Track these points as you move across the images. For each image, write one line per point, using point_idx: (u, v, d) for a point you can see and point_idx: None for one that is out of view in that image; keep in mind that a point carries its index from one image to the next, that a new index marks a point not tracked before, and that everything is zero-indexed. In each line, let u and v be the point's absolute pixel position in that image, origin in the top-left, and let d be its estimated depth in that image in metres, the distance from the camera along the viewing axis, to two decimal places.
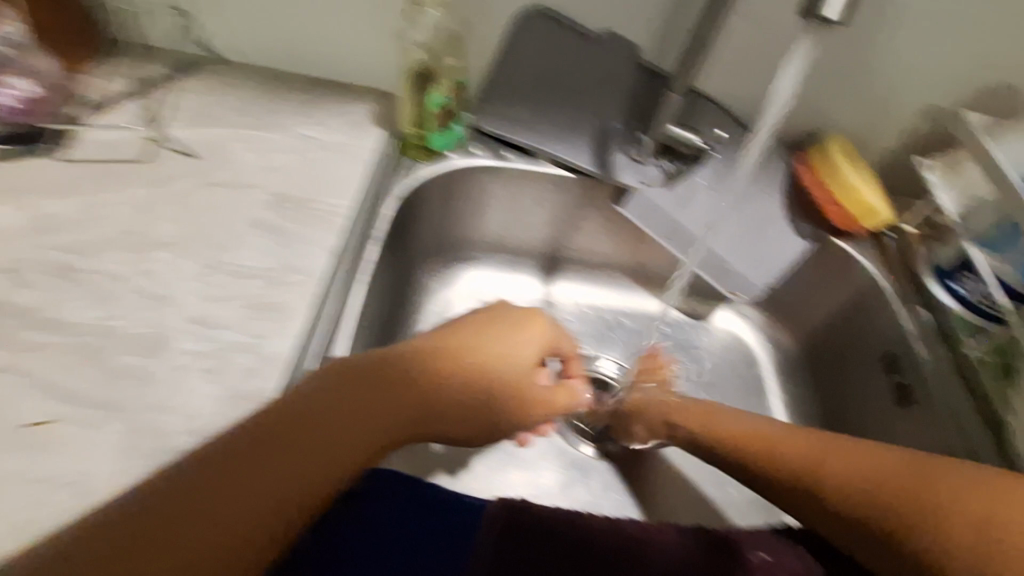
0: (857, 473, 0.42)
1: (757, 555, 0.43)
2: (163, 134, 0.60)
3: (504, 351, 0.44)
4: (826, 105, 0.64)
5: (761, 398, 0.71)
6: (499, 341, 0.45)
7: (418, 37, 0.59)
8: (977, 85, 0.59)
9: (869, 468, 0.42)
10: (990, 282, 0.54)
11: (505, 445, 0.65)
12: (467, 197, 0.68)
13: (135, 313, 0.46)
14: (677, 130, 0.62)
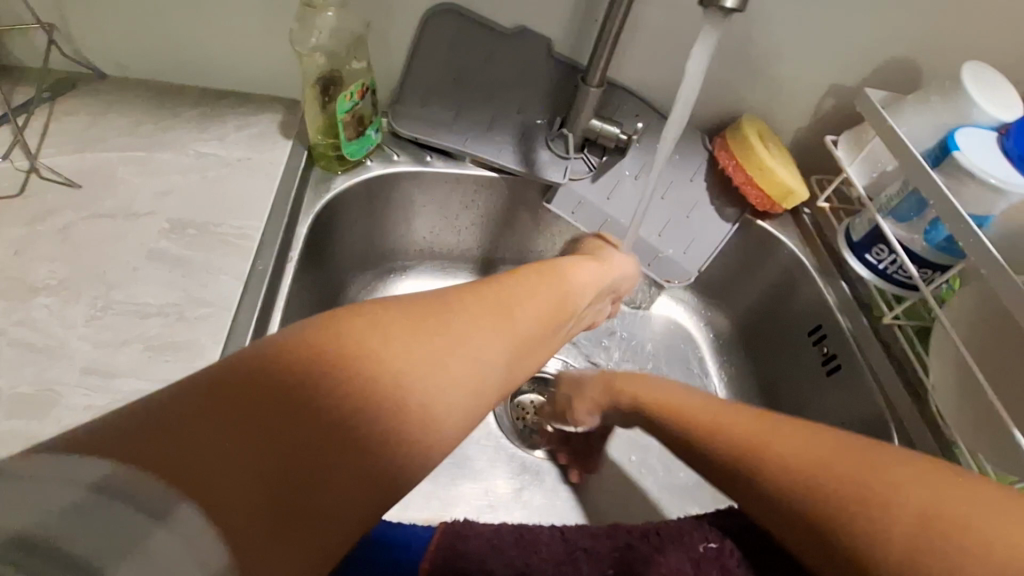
0: (825, 457, 0.34)
1: (708, 544, 0.38)
2: (37, 162, 0.54)
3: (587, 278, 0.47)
4: (739, 89, 0.65)
5: (703, 380, 0.73)
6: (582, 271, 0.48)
7: (315, 40, 0.55)
8: (874, 62, 0.62)
9: (833, 452, 0.34)
10: (902, 255, 0.55)
11: (455, 457, 0.63)
12: (391, 205, 0.65)
13: (13, 370, 0.41)
14: (598, 123, 0.62)
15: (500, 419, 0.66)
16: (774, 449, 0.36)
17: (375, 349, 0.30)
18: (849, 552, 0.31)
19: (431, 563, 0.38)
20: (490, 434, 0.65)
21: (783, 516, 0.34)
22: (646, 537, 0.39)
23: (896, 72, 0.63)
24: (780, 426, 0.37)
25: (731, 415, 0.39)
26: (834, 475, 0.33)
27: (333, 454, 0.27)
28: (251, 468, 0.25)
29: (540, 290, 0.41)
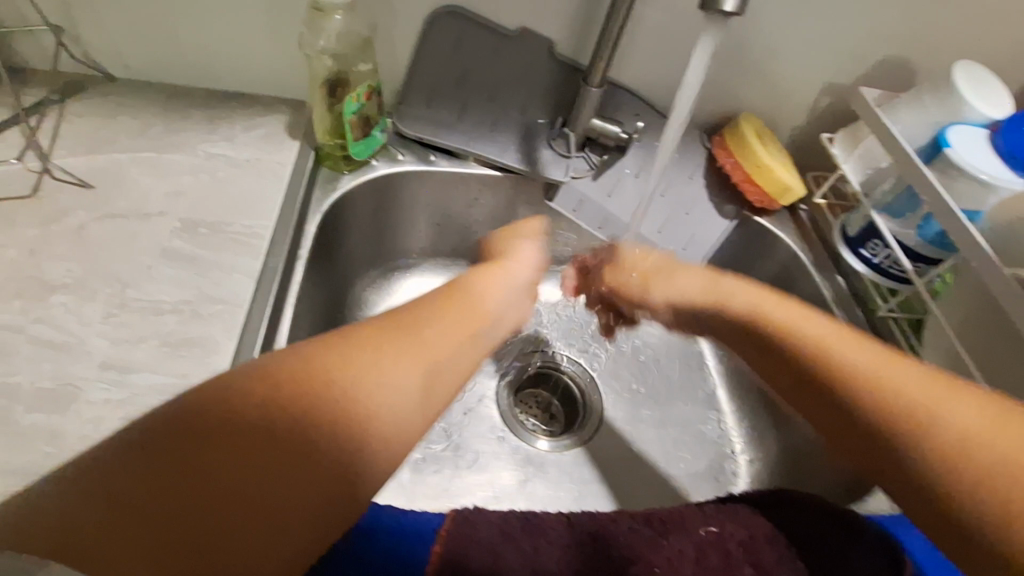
0: (921, 397, 0.36)
1: (709, 529, 0.40)
2: (50, 163, 0.54)
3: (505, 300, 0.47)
4: (736, 89, 0.66)
5: (703, 374, 0.74)
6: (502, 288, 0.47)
7: (322, 43, 0.56)
8: (868, 62, 0.63)
9: (931, 394, 0.36)
10: (896, 249, 0.56)
11: (460, 451, 0.64)
12: (395, 205, 0.67)
13: (34, 366, 0.42)
14: (598, 122, 0.63)
15: (504, 414, 0.68)
16: (868, 375, 0.38)
17: (261, 418, 0.30)
18: (912, 477, 0.35)
19: (444, 545, 0.38)
20: (494, 428, 0.66)
21: (853, 425, 0.38)
22: (650, 522, 0.41)
23: (889, 72, 0.64)
24: (878, 357, 0.39)
25: (837, 338, 0.40)
26: (928, 412, 0.35)
27: (235, 523, 0.27)
28: (153, 547, 0.25)
29: (451, 315, 0.41)
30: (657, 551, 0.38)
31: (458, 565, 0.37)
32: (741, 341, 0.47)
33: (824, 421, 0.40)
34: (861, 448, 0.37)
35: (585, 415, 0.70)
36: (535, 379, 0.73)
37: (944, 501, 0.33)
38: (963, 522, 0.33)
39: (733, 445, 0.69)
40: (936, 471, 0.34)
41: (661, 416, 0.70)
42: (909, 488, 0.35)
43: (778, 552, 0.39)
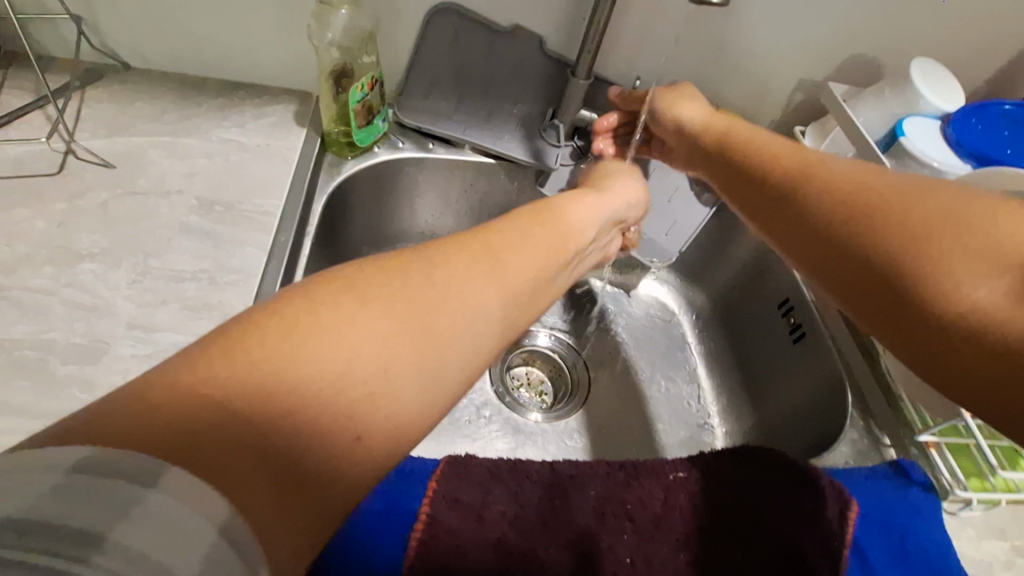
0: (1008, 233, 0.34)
1: (677, 474, 0.45)
2: (74, 145, 0.59)
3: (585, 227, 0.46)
4: (714, 84, 0.71)
5: (684, 353, 0.78)
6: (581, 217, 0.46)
7: (330, 36, 0.60)
8: (835, 60, 0.68)
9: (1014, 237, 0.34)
10: None
11: (454, 420, 0.68)
12: (396, 190, 0.71)
13: (67, 324, 0.46)
14: (587, 114, 0.70)
15: (496, 387, 0.72)
16: (933, 215, 0.35)
17: (367, 322, 0.29)
18: (918, 279, 0.34)
19: (438, 483, 0.41)
20: (487, 400, 0.71)
21: (887, 259, 0.35)
22: (624, 467, 0.45)
23: (856, 69, 0.69)
24: (963, 201, 0.36)
25: (856, 174, 0.40)
26: (1002, 248, 0.33)
27: (326, 424, 0.26)
28: (261, 440, 0.24)
29: (534, 237, 0.39)
30: (629, 490, 0.43)
31: (452, 498, 0.40)
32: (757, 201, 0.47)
33: (826, 247, 0.39)
34: (885, 281, 0.35)
35: (573, 390, 0.75)
36: (527, 354, 0.77)
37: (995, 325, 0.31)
38: (955, 316, 0.32)
39: (712, 418, 0.73)
40: (984, 292, 0.32)
41: (645, 389, 0.74)
42: (935, 303, 0.33)
43: (737, 495, 0.44)
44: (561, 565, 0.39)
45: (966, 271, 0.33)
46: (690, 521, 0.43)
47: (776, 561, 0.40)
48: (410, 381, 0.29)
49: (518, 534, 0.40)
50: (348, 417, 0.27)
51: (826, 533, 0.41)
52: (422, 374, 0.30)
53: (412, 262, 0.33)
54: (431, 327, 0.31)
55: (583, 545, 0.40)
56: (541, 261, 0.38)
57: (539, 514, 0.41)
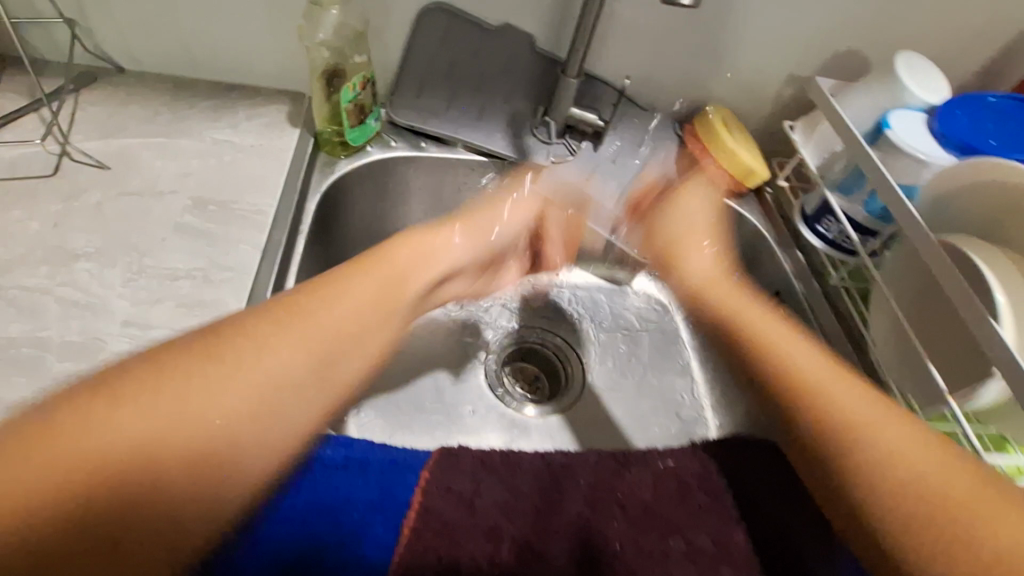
0: (854, 414, 0.41)
1: (667, 462, 0.46)
2: (69, 147, 0.59)
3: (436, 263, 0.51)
4: (704, 80, 0.72)
5: (678, 348, 0.79)
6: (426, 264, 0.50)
7: (321, 36, 0.60)
8: (823, 55, 0.69)
9: (886, 429, 0.40)
10: (845, 223, 0.60)
11: (450, 416, 0.69)
12: (388, 189, 0.71)
13: (62, 322, 0.47)
14: (577, 111, 0.69)
15: (491, 383, 0.73)
16: (838, 408, 0.42)
17: (187, 409, 0.34)
18: (872, 516, 0.38)
19: (431, 473, 0.41)
20: (483, 395, 0.72)
21: (851, 506, 0.39)
22: (615, 456, 0.46)
23: (843, 63, 0.70)
24: (866, 400, 0.42)
25: (814, 369, 0.45)
26: (885, 450, 0.39)
27: (159, 502, 0.33)
28: (110, 527, 0.31)
29: (358, 285, 0.44)
30: (620, 479, 0.44)
31: (444, 487, 0.41)
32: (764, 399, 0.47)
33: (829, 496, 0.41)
34: (852, 524, 0.39)
35: (568, 385, 0.75)
36: (522, 350, 0.78)
37: (867, 509, 0.38)
38: (882, 540, 0.37)
39: (705, 410, 0.74)
40: (876, 482, 0.39)
41: (639, 384, 0.75)
42: (869, 531, 0.38)
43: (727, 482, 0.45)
44: (551, 553, 0.40)
45: (906, 519, 0.37)
46: (680, 508, 0.43)
47: (759, 548, 0.42)
48: (232, 446, 0.36)
49: (511, 522, 0.40)
50: (190, 491, 0.34)
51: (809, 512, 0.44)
52: (249, 433, 0.36)
53: (228, 342, 0.37)
54: (263, 399, 0.37)
55: (574, 531, 0.41)
56: (375, 313, 0.44)
57: (531, 503, 0.42)
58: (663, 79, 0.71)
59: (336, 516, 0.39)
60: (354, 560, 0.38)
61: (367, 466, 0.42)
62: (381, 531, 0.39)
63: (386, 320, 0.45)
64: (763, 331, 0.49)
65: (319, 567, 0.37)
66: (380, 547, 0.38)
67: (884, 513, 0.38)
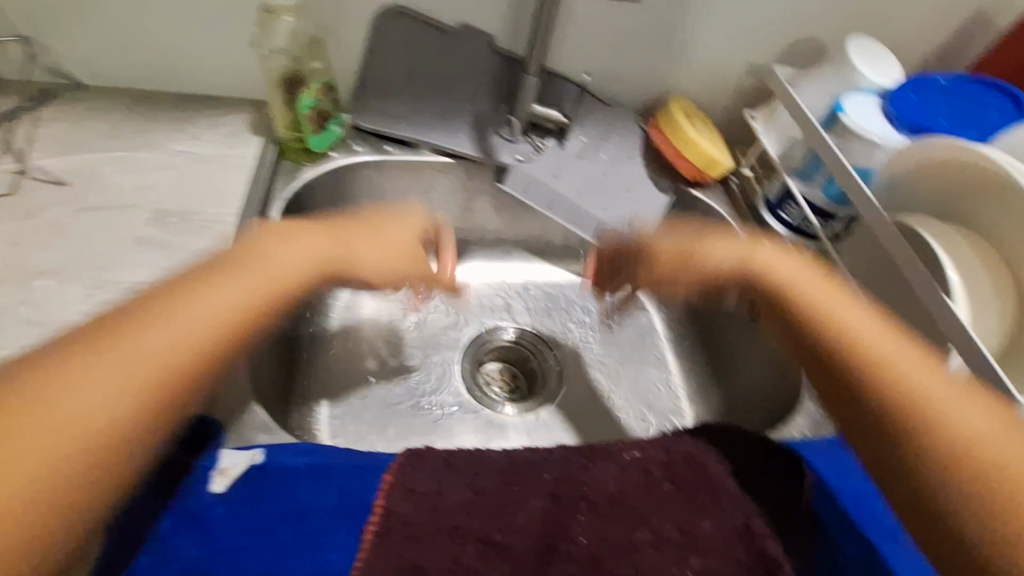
0: (907, 373, 0.42)
1: (631, 454, 0.46)
2: (27, 165, 0.59)
3: (291, 262, 0.48)
4: (666, 73, 0.72)
5: (652, 339, 0.79)
6: (283, 259, 0.48)
7: (276, 43, 0.61)
8: (781, 44, 0.70)
9: (918, 377, 0.41)
10: (803, 206, 0.62)
11: (427, 418, 0.69)
12: (356, 195, 0.71)
13: (20, 341, 0.46)
14: (539, 108, 0.70)
15: (467, 383, 0.74)
16: (896, 367, 0.42)
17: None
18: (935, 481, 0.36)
19: (392, 474, 0.41)
20: (459, 396, 0.72)
21: (908, 469, 0.38)
22: (581, 451, 0.46)
23: (801, 51, 0.70)
24: (946, 382, 0.41)
25: (885, 348, 0.44)
26: (919, 398, 0.40)
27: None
28: None
29: (194, 294, 0.41)
30: (584, 472, 0.44)
31: (405, 488, 0.41)
32: (815, 369, 0.47)
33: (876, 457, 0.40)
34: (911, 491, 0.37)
35: (543, 383, 0.75)
36: (497, 351, 0.78)
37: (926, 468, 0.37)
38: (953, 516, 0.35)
39: (680, 399, 0.74)
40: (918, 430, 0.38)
41: (615, 377, 0.76)
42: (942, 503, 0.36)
43: (693, 468, 0.45)
44: (514, 548, 0.40)
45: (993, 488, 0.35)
46: (646, 498, 0.43)
47: (726, 533, 0.42)
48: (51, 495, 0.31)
49: (472, 522, 0.40)
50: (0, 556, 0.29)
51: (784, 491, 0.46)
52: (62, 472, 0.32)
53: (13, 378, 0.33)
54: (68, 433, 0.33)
55: (539, 524, 0.41)
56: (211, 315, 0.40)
57: (493, 501, 0.41)
58: (625, 74, 0.72)
59: (298, 524, 0.39)
60: (314, 568, 0.37)
61: (330, 474, 0.42)
62: (342, 536, 0.39)
63: (236, 318, 0.42)
64: (828, 306, 0.50)
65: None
66: (342, 550, 0.38)
67: (952, 470, 0.36)
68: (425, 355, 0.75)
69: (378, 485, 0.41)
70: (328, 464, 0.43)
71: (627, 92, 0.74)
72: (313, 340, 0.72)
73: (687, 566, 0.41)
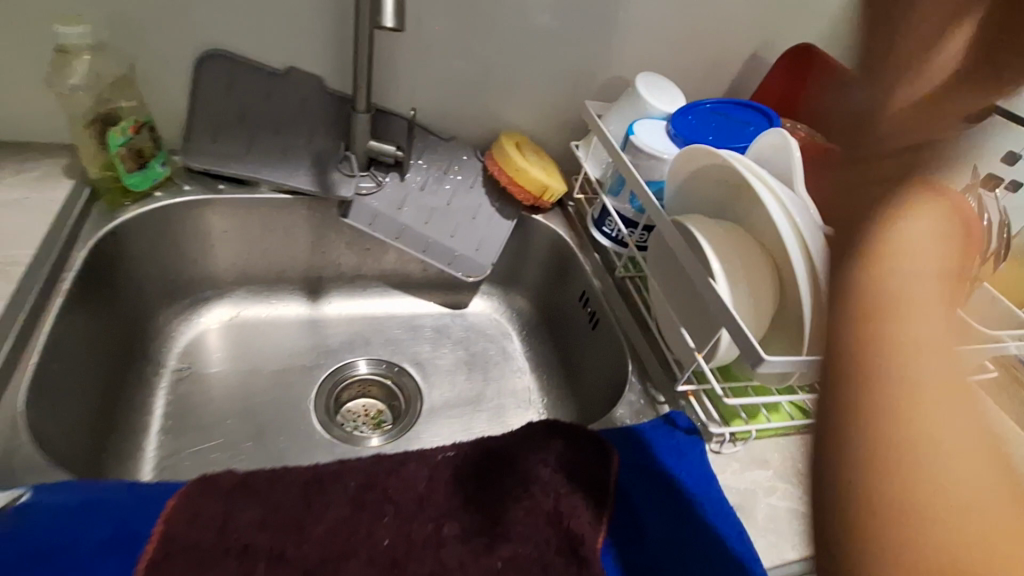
0: (962, 459, 0.25)
1: (446, 454, 0.47)
2: None
3: None
4: (496, 109, 0.78)
5: (511, 357, 0.82)
6: None
7: (72, 82, 0.61)
8: (595, 82, 0.78)
9: (966, 443, 0.25)
10: (616, 219, 0.68)
11: (272, 455, 0.66)
12: (189, 234, 0.71)
13: None
14: (375, 143, 0.72)
15: (320, 419, 0.71)
16: (926, 418, 0.25)
17: None
18: (850, 466, 0.26)
19: (176, 501, 0.40)
20: (312, 434, 0.69)
21: (848, 432, 0.26)
22: (391, 458, 0.46)
23: (613, 89, 0.79)
24: (997, 490, 0.24)
25: (977, 448, 0.25)
26: (955, 533, 0.24)
27: None
28: None
29: None
30: (394, 475, 0.44)
31: (189, 511, 0.39)
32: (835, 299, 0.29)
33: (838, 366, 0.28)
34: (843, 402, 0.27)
35: (405, 411, 0.75)
36: (359, 385, 0.77)
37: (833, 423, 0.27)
38: (846, 466, 0.26)
39: (537, 410, 0.77)
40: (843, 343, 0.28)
41: (474, 401, 0.76)
42: (842, 476, 0.26)
43: (504, 463, 0.47)
44: (307, 558, 0.38)
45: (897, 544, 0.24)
46: (456, 495, 0.44)
47: (537, 517, 0.44)
48: None
49: (264, 537, 0.39)
50: None
51: (596, 474, 0.47)
52: None
53: None
54: None
55: (336, 534, 0.40)
56: None
57: (291, 513, 0.40)
58: (458, 111, 0.77)
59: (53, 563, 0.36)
60: None
61: (106, 503, 0.39)
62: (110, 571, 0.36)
63: None
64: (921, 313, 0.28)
65: None
66: None
67: (867, 452, 0.26)
68: (274, 394, 0.72)
69: (159, 510, 0.39)
70: (108, 496, 0.40)
71: (463, 128, 0.79)
72: (144, 391, 0.67)
73: (496, 555, 0.41)
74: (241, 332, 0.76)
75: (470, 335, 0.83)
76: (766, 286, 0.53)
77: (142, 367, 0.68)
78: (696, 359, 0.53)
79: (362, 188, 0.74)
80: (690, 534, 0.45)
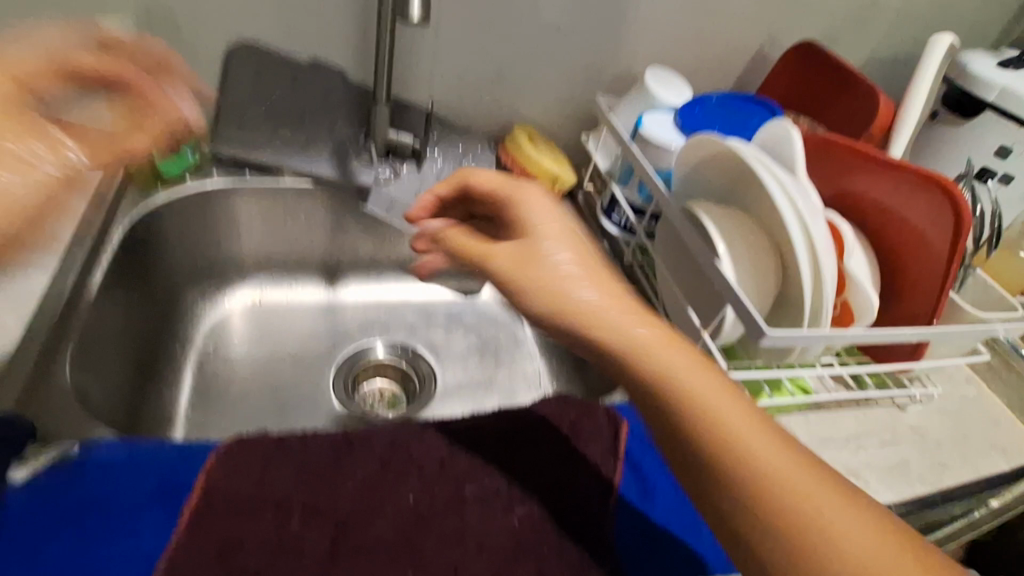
0: (763, 462, 0.36)
1: (465, 421, 0.49)
2: None
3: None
4: (509, 102, 0.81)
5: (523, 341, 0.84)
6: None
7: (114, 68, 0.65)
8: (605, 77, 0.81)
9: (776, 460, 0.36)
10: (625, 207, 0.71)
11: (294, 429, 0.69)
12: (215, 219, 0.74)
13: None
14: (393, 134, 0.75)
15: (338, 398, 0.74)
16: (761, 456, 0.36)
17: None
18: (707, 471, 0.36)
19: (216, 456, 0.42)
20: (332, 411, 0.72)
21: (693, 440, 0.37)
22: (412, 424, 0.48)
23: (623, 83, 0.82)
24: (834, 497, 0.35)
25: (791, 467, 0.36)
26: (820, 538, 0.34)
27: None
28: None
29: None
30: (416, 439, 0.47)
31: (229, 466, 0.42)
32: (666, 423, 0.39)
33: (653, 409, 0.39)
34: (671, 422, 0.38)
35: (420, 391, 0.77)
36: (375, 367, 0.79)
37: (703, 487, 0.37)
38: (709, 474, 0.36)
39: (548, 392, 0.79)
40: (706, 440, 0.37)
41: (486, 383, 0.79)
42: (708, 471, 0.36)
43: (520, 430, 0.49)
44: (339, 511, 0.41)
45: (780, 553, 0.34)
46: (475, 458, 0.47)
47: (551, 481, 0.46)
48: None
49: (299, 492, 0.42)
50: None
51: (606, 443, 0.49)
52: None
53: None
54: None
55: (364, 490, 0.43)
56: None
57: (323, 470, 0.43)
58: (472, 104, 0.80)
59: (106, 511, 0.39)
60: (129, 551, 0.38)
61: (151, 458, 0.42)
62: (159, 520, 0.39)
63: None
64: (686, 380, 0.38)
65: (82, 564, 0.37)
66: (164, 530, 0.39)
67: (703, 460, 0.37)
68: (294, 374, 0.74)
69: (201, 465, 0.42)
70: (152, 451, 0.43)
71: (476, 120, 0.82)
72: (172, 367, 0.70)
73: (513, 514, 0.44)
74: (262, 315, 0.79)
75: (481, 320, 0.86)
76: (769, 268, 0.56)
77: (170, 345, 0.71)
78: (702, 336, 0.55)
79: (381, 176, 0.76)
80: (689, 498, 0.49)
